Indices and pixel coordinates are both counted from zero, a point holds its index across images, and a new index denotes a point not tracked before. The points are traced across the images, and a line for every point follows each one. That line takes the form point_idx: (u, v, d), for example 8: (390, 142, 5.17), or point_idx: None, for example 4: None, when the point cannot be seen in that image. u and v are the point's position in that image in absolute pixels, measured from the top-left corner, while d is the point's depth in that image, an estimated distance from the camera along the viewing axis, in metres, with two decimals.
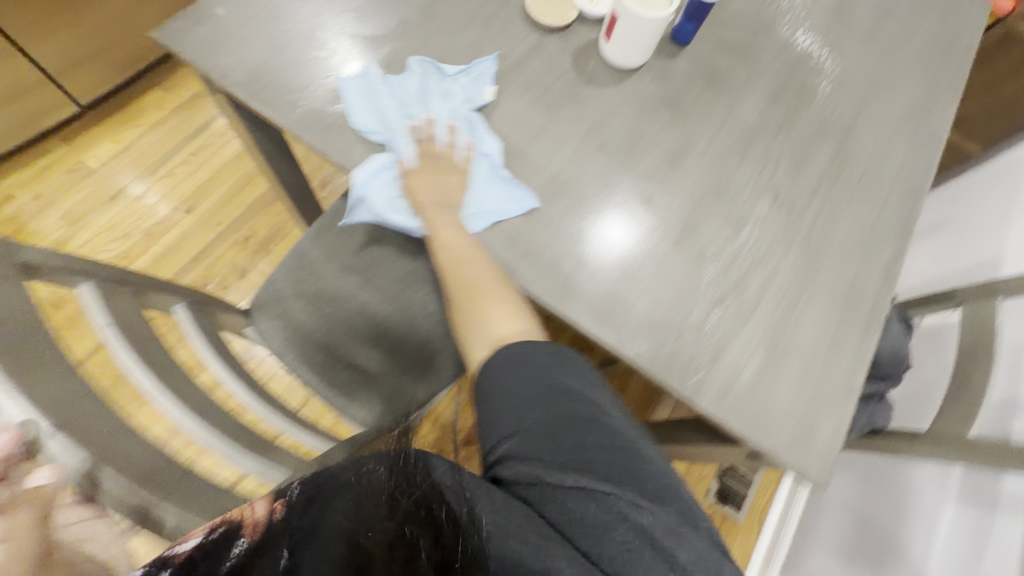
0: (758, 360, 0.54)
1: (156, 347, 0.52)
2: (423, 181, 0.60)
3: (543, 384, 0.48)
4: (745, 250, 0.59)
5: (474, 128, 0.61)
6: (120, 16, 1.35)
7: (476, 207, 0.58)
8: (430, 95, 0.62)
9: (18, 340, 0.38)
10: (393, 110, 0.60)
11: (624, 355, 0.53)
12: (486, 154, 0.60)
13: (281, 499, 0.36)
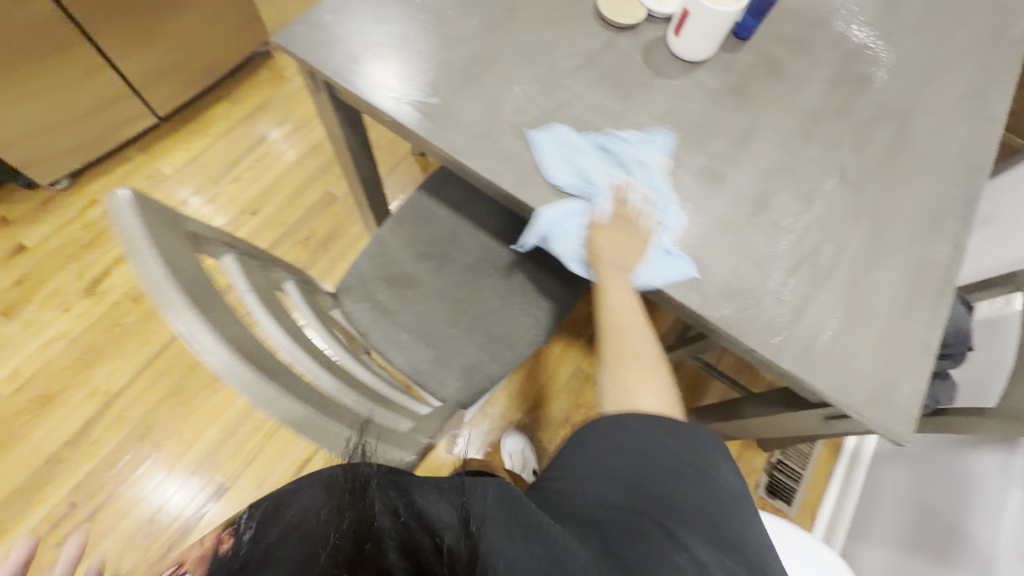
0: (835, 324, 0.57)
1: (282, 311, 0.59)
2: (604, 237, 0.61)
3: (632, 429, 0.49)
4: (815, 223, 0.63)
5: (665, 203, 0.62)
6: (195, 34, 1.47)
7: (649, 270, 0.59)
8: (633, 163, 0.63)
9: (204, 290, 0.44)
10: (589, 167, 0.62)
11: (709, 318, 0.57)
12: (669, 229, 0.61)
13: (231, 535, 0.37)
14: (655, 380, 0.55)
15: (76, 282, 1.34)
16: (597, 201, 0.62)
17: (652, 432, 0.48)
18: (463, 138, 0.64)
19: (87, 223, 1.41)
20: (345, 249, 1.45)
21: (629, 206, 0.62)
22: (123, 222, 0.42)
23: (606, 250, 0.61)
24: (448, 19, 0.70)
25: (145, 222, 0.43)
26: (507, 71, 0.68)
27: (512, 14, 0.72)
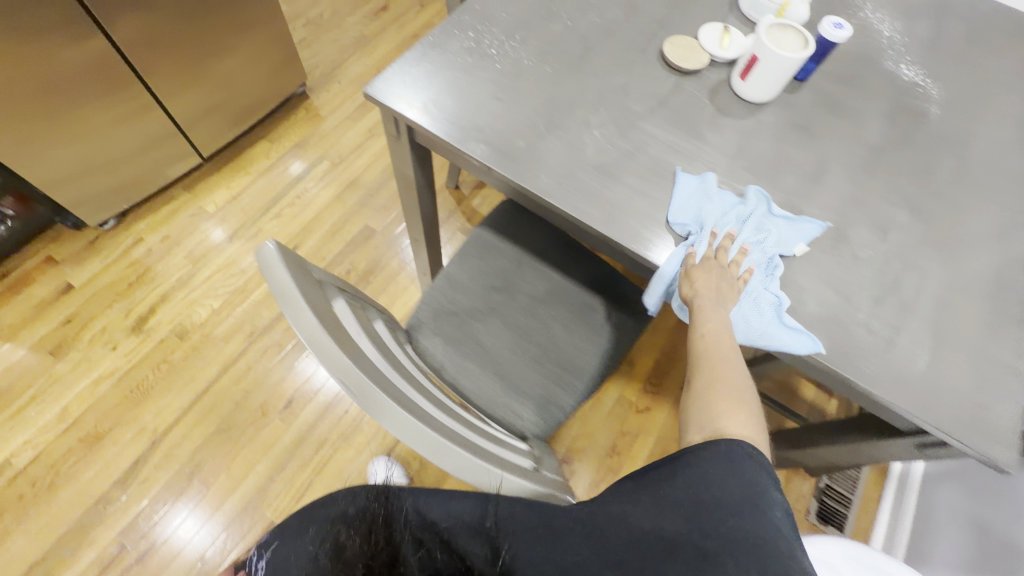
0: (925, 352, 0.59)
1: (385, 351, 0.61)
2: (706, 276, 0.61)
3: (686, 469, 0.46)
4: (892, 253, 0.65)
5: (773, 268, 0.63)
6: (238, 74, 1.52)
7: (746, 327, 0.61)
8: (747, 225, 0.65)
9: (342, 338, 0.47)
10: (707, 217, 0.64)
11: (803, 350, 0.58)
12: (773, 293, 0.61)
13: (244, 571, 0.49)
14: (751, 418, 0.52)
15: (123, 320, 1.35)
16: (700, 244, 0.63)
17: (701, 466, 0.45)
18: (550, 179, 0.66)
19: (133, 261, 1.43)
20: (385, 281, 1.47)
21: (730, 256, 0.63)
22: (273, 274, 0.46)
23: (705, 290, 0.61)
24: (525, 67, 0.74)
25: (290, 273, 0.46)
26: (586, 115, 0.71)
27: (585, 61, 0.76)
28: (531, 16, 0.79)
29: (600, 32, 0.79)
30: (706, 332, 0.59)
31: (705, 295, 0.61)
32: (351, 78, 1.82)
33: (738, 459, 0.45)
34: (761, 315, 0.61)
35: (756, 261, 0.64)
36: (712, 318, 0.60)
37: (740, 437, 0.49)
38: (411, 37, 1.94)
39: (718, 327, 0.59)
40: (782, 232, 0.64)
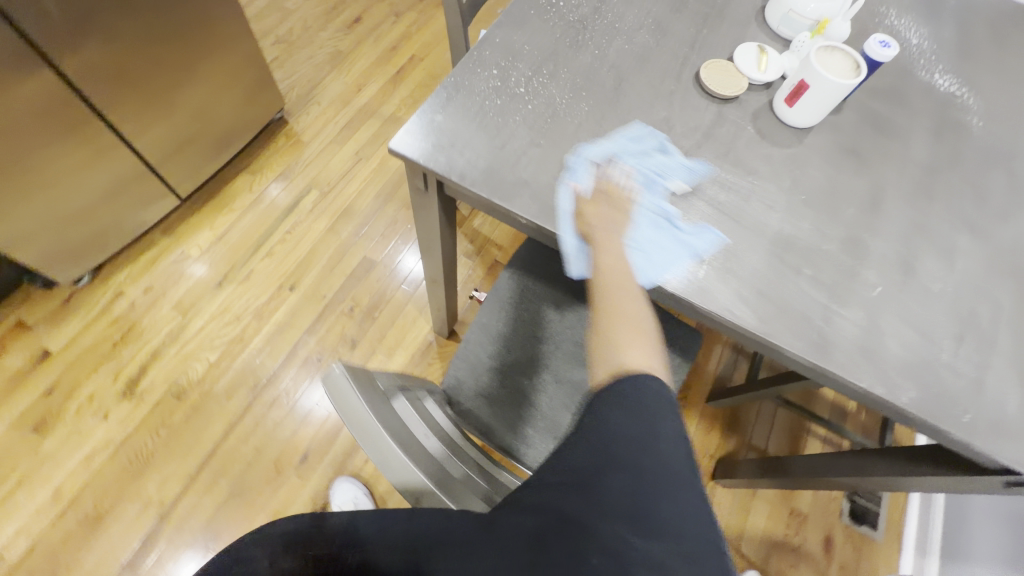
0: (1017, 390, 0.56)
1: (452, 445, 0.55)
2: (597, 211, 0.62)
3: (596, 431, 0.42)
4: (965, 283, 0.62)
5: (655, 188, 0.64)
6: (211, 103, 1.40)
7: (642, 248, 0.60)
8: (625, 151, 0.66)
9: (432, 466, 0.43)
10: (599, 153, 0.65)
11: (897, 402, 0.54)
12: (661, 211, 0.62)
13: None
14: (648, 348, 0.51)
15: (111, 385, 1.24)
16: (583, 178, 0.63)
17: (605, 416, 0.43)
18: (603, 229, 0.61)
19: (114, 318, 1.32)
20: (392, 315, 1.40)
21: (617, 185, 0.64)
22: (343, 406, 0.40)
23: (600, 224, 0.61)
24: (559, 105, 0.68)
25: (367, 401, 0.41)
26: (631, 153, 0.66)
27: (620, 93, 0.71)
28: (555, 47, 0.73)
29: (630, 61, 0.74)
30: (605, 267, 0.58)
31: (602, 229, 0.61)
32: (331, 98, 1.72)
33: (648, 402, 0.43)
34: (659, 240, 0.61)
35: (649, 193, 0.64)
36: (608, 250, 0.59)
37: (641, 369, 0.47)
38: (390, 51, 1.84)
39: (614, 259, 0.58)
40: (675, 165, 0.66)
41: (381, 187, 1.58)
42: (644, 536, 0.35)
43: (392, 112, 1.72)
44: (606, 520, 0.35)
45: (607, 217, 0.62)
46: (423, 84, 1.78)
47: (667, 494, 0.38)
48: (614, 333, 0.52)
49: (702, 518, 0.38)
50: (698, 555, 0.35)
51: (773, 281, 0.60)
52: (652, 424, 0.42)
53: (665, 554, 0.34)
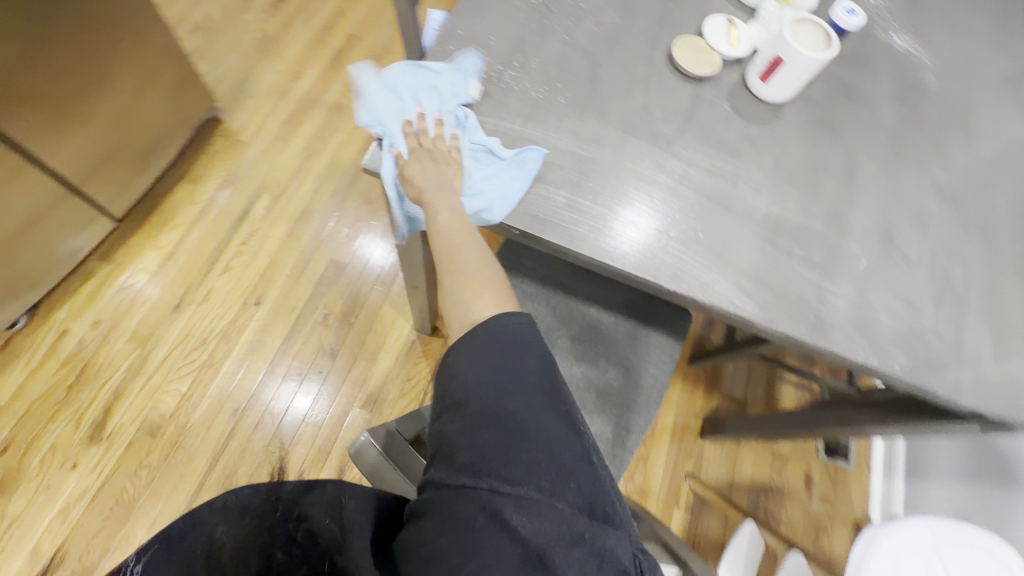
0: (990, 346, 0.61)
1: None
2: (422, 164, 0.60)
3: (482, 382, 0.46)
4: (938, 246, 0.66)
5: (462, 121, 0.63)
6: (132, 107, 1.24)
7: (475, 189, 0.60)
8: (419, 92, 0.64)
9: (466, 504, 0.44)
10: (398, 108, 0.63)
11: (890, 371, 0.58)
12: (476, 144, 0.62)
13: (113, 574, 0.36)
14: (494, 287, 0.53)
15: (75, 432, 1.15)
16: (394, 139, 0.61)
17: (472, 371, 0.46)
18: (599, 233, 0.60)
19: (64, 359, 1.21)
20: (369, 318, 1.35)
21: (428, 135, 0.62)
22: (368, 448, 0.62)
23: (427, 179, 0.59)
24: (534, 101, 0.65)
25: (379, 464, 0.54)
26: (616, 148, 0.64)
27: (597, 82, 0.68)
28: (523, 35, 0.69)
29: (601, 44, 0.71)
30: (440, 221, 0.57)
31: (428, 183, 0.59)
32: (266, 90, 1.58)
33: (510, 349, 0.47)
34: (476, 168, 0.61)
35: (446, 121, 0.63)
36: (438, 202, 0.59)
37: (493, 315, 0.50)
38: (323, 31, 1.70)
39: (447, 209, 0.58)
40: (447, 79, 0.64)
41: (337, 184, 1.49)
42: (516, 474, 0.41)
43: (337, 100, 1.60)
44: (483, 475, 0.41)
45: (429, 165, 0.60)
46: (366, 66, 1.67)
47: (536, 422, 0.44)
48: (459, 282, 0.54)
49: (568, 433, 0.44)
50: (568, 470, 0.42)
51: (768, 267, 0.61)
52: (513, 367, 0.46)
53: (540, 484, 0.41)
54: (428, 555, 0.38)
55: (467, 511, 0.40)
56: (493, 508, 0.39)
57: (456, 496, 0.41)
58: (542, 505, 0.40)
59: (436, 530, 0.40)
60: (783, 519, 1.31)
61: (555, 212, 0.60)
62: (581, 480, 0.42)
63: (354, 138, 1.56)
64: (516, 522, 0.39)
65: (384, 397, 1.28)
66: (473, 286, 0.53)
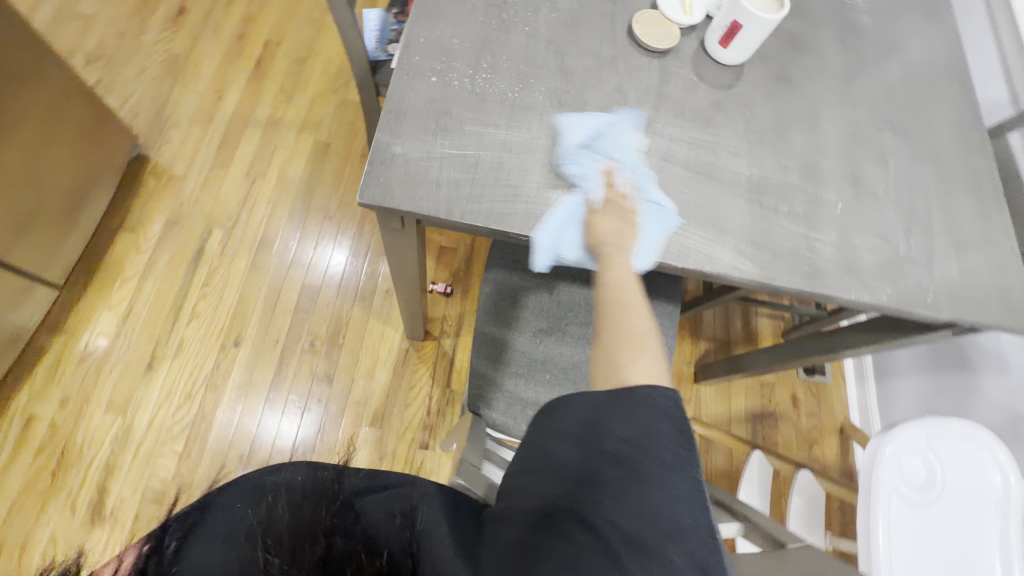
0: (955, 262, 0.68)
1: None
2: (602, 220, 0.61)
3: (587, 420, 0.48)
4: (898, 179, 0.72)
5: (642, 180, 0.63)
6: (40, 158, 1.10)
7: (650, 247, 0.60)
8: (610, 145, 0.63)
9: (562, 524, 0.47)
10: (595, 154, 0.62)
11: (880, 302, 0.64)
12: (654, 202, 0.62)
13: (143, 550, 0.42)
14: (653, 363, 0.51)
15: (72, 519, 1.08)
16: (590, 189, 0.61)
17: (606, 414, 0.47)
18: (603, 224, 0.61)
19: (39, 446, 1.12)
20: (357, 336, 1.32)
21: (614, 189, 0.62)
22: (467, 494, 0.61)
23: (607, 234, 0.60)
24: (512, 100, 0.64)
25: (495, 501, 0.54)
26: (601, 136, 0.65)
27: (567, 72, 0.67)
28: (485, 34, 0.67)
29: (563, 31, 0.70)
30: (613, 280, 0.58)
31: (607, 239, 0.60)
32: (189, 116, 1.46)
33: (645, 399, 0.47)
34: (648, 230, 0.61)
35: (627, 181, 0.63)
36: (615, 260, 0.59)
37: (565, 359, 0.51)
38: (237, 41, 1.58)
39: (622, 269, 0.59)
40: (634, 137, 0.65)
41: (290, 204, 1.42)
42: (630, 517, 0.41)
43: (269, 114, 1.50)
44: (595, 500, 0.43)
45: (610, 222, 0.61)
46: (292, 72, 1.56)
47: (659, 475, 0.43)
48: (619, 349, 0.52)
49: (694, 498, 0.43)
50: (686, 531, 0.41)
51: (760, 227, 0.64)
52: (646, 419, 0.46)
53: (654, 529, 0.41)
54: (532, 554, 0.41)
55: (568, 523, 0.42)
56: (600, 531, 0.41)
57: (564, 513, 0.43)
58: (656, 552, 0.39)
59: (540, 533, 0.43)
60: (780, 440, 1.43)
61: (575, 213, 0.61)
62: (700, 543, 0.40)
63: (298, 153, 1.48)
64: (623, 557, 0.39)
65: (391, 411, 1.27)
66: (616, 348, 0.52)
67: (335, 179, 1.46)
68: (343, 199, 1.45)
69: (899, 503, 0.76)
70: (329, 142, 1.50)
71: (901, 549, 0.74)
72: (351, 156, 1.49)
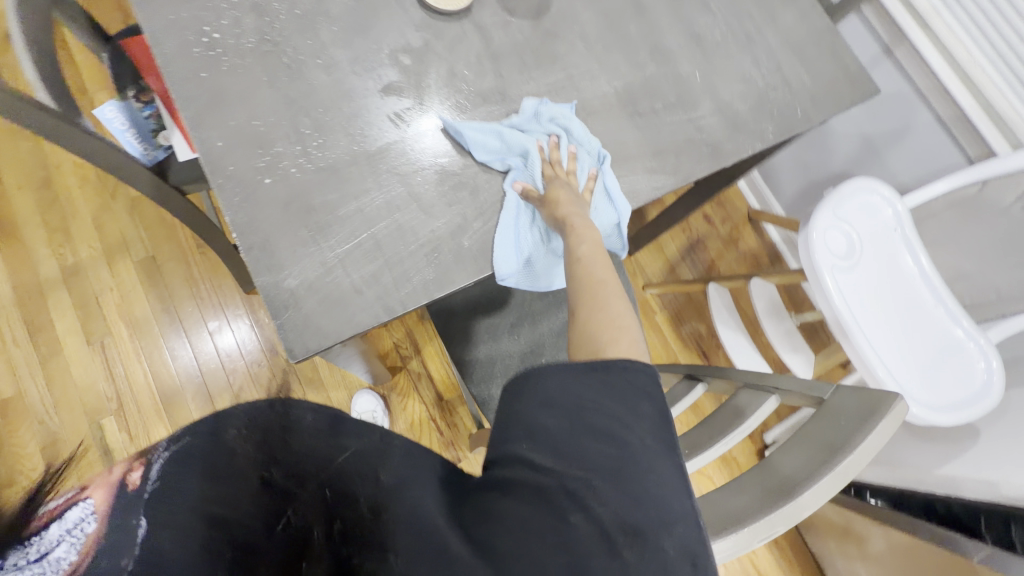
0: (801, 64, 0.74)
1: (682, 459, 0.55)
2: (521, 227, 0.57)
3: (570, 386, 0.42)
4: (724, 15, 0.73)
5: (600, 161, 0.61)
6: None
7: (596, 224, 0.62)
8: (563, 127, 0.61)
9: None
10: (542, 133, 0.60)
11: (770, 139, 0.69)
12: (610, 189, 0.61)
13: (139, 462, 0.35)
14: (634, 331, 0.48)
15: None
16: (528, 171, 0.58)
17: (589, 386, 0.42)
18: (540, 217, 0.58)
19: None
20: None
21: (562, 164, 0.60)
22: None
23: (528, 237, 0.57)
24: (370, 153, 0.56)
25: None
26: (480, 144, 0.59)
27: (397, 88, 0.59)
28: (282, 95, 0.55)
29: (360, 39, 0.59)
30: (585, 250, 0.55)
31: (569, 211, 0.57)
32: None
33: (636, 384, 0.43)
34: (607, 211, 0.62)
35: (588, 162, 0.61)
36: (585, 233, 0.56)
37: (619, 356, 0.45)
38: None
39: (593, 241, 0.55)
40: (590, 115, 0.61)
41: (161, 343, 1.21)
42: (628, 505, 0.36)
43: (59, 265, 1.21)
44: (588, 479, 0.36)
45: (554, 208, 0.58)
46: (45, 204, 1.24)
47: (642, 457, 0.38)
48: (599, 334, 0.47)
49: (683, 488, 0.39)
50: (678, 519, 0.37)
51: (653, 134, 0.65)
52: (633, 406, 0.41)
53: (647, 516, 0.36)
54: (520, 521, 0.34)
55: (561, 501, 0.35)
56: (593, 513, 0.35)
57: (556, 488, 0.36)
58: (649, 540, 0.35)
59: (527, 506, 0.35)
60: (715, 257, 1.59)
61: (436, 256, 0.54)
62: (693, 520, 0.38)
63: (127, 286, 1.23)
64: (617, 543, 0.34)
65: None
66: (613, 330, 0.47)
67: (190, 285, 1.25)
68: (215, 301, 1.25)
69: (840, 273, 0.90)
70: (151, 253, 1.25)
71: (854, 303, 0.90)
72: (188, 252, 1.27)
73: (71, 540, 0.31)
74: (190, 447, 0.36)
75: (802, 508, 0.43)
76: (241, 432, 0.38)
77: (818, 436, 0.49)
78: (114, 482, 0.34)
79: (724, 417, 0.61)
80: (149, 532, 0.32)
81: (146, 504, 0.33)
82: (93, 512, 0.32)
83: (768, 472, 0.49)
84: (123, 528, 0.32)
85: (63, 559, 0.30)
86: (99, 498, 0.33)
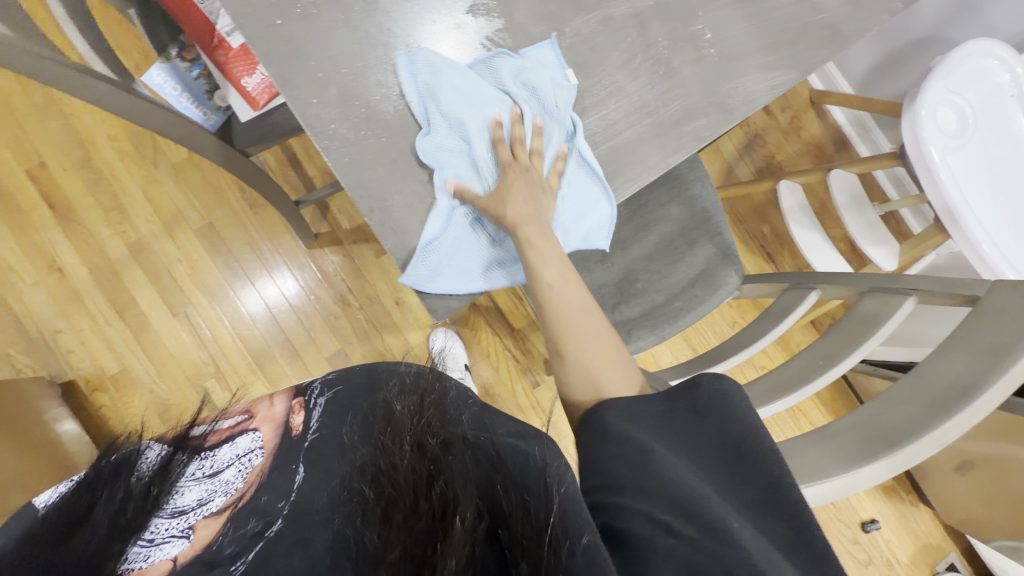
0: None
1: (824, 368, 0.57)
2: (641, 151, 0.53)
3: (715, 432, 0.42)
4: None
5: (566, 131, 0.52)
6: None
7: (570, 217, 0.54)
8: (526, 94, 0.52)
9: (845, 421, 0.50)
10: (491, 108, 0.51)
11: (898, 9, 0.60)
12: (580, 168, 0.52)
13: (298, 410, 0.54)
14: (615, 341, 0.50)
15: None
16: (467, 177, 0.51)
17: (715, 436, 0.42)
18: (657, 137, 0.53)
19: None
20: (409, 354, 1.27)
21: (523, 145, 0.52)
22: (780, 396, 0.58)
23: (648, 160, 0.53)
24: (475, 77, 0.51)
25: None
26: (580, 69, 0.53)
27: (485, 7, 0.52)
28: (362, 33, 0.50)
29: None
30: (553, 278, 0.51)
31: (529, 217, 0.51)
32: (59, 313, 1.18)
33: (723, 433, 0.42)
34: (586, 200, 0.54)
35: (557, 137, 0.53)
36: None
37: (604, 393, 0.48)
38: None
39: (560, 262, 0.52)
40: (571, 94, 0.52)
41: (238, 301, 1.24)
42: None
43: (124, 242, 1.22)
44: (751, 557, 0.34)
45: (668, 126, 0.54)
46: (92, 183, 1.22)
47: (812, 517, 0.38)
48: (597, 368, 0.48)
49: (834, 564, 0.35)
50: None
51: (764, 24, 0.57)
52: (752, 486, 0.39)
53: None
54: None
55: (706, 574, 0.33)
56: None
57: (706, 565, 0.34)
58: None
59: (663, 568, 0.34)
60: (775, 151, 1.49)
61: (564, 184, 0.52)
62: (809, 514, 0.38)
63: (193, 255, 1.24)
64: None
65: (490, 385, 1.30)
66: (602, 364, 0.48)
67: (252, 248, 1.26)
68: (280, 254, 1.26)
69: (952, 153, 0.81)
70: (207, 220, 1.25)
71: (967, 181, 0.82)
72: (243, 216, 1.26)
73: (238, 466, 0.47)
74: (333, 400, 0.55)
75: (976, 414, 0.43)
76: (398, 396, 0.45)
77: (976, 338, 0.48)
78: (278, 421, 0.53)
79: (854, 324, 0.61)
80: (304, 476, 0.46)
81: (303, 450, 0.49)
82: (258, 447, 0.49)
83: (931, 380, 0.47)
84: (280, 465, 0.47)
85: (230, 476, 0.46)
86: (265, 435, 0.51)
